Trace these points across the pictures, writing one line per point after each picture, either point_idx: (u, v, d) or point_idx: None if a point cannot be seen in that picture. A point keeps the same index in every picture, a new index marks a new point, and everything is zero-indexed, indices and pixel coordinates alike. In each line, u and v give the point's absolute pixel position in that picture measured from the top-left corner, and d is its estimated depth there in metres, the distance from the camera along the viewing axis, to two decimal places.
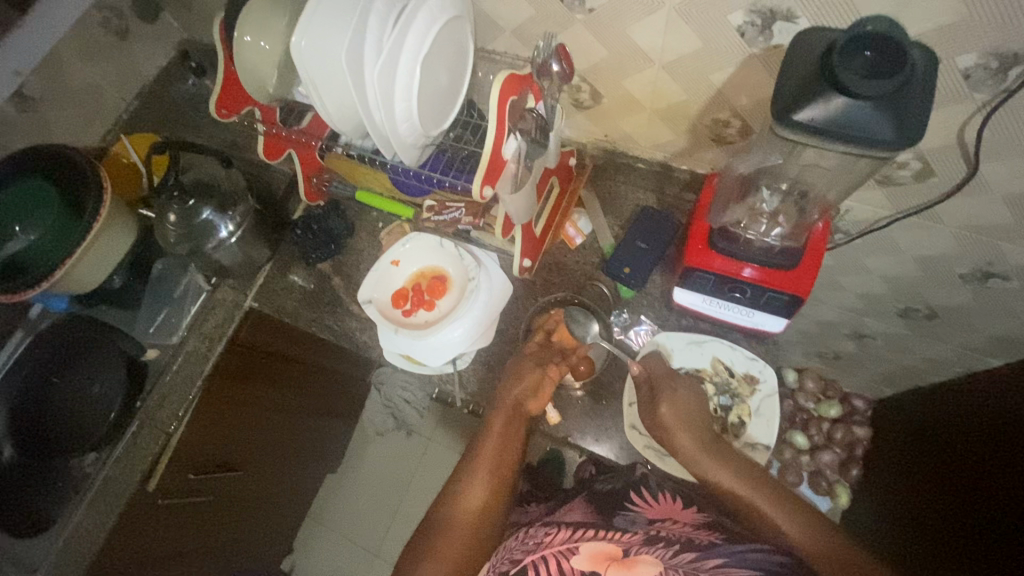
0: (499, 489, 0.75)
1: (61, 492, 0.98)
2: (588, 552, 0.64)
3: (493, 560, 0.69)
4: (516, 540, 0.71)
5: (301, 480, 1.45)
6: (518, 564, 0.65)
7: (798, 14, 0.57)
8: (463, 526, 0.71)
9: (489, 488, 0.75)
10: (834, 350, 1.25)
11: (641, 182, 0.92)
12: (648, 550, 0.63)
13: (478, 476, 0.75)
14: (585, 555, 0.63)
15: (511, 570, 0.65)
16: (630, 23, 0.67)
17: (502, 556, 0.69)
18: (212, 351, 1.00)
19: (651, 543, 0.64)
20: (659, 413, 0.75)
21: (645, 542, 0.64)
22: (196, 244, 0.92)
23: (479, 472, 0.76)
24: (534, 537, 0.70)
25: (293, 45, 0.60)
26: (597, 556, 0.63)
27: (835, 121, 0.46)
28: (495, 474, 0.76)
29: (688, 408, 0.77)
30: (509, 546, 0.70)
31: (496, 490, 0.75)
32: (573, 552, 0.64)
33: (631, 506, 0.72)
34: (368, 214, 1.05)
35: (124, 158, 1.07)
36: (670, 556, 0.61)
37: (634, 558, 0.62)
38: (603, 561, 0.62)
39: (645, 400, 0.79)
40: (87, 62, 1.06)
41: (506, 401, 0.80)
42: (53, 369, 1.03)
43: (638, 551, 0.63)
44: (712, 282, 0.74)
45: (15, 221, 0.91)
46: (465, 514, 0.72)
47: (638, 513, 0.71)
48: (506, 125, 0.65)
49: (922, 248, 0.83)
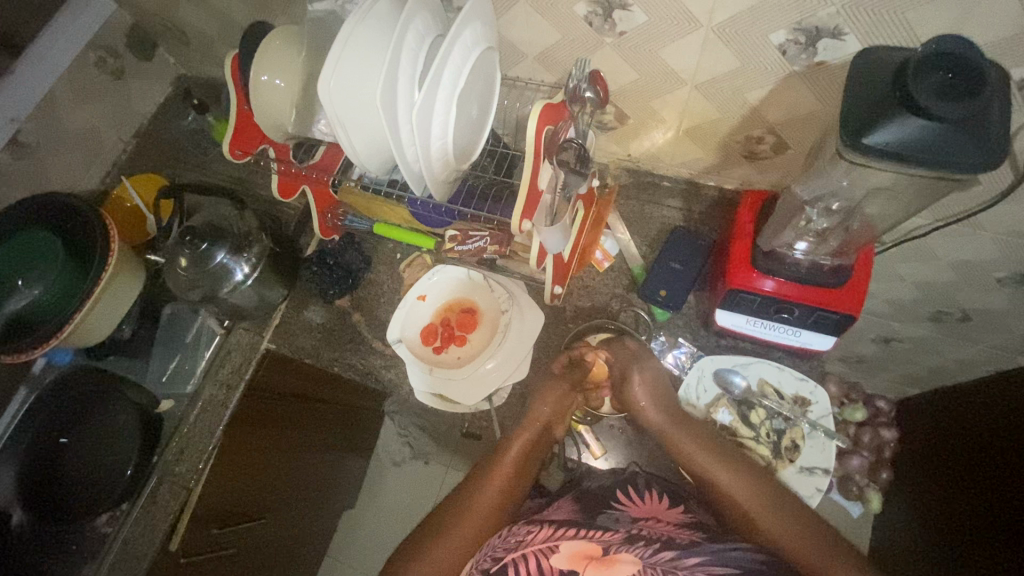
0: (507, 499, 0.72)
1: (72, 559, 0.90)
2: (568, 551, 0.63)
3: (477, 557, 0.67)
4: (499, 537, 0.69)
5: (321, 520, 1.39)
6: (499, 562, 0.63)
7: (846, 32, 0.55)
8: (475, 523, 0.69)
9: (488, 507, 0.71)
10: (859, 354, 1.23)
11: (669, 200, 0.90)
12: (629, 548, 0.62)
13: (485, 496, 0.71)
14: (565, 554, 0.62)
15: (491, 568, 0.63)
16: (664, 44, 0.65)
17: (484, 554, 0.67)
18: (230, 398, 0.94)
19: (632, 541, 0.63)
20: (628, 389, 0.77)
21: (625, 540, 0.63)
22: (211, 288, 0.88)
23: (487, 491, 0.72)
24: (515, 535, 0.68)
25: (322, 86, 0.56)
26: (575, 556, 0.62)
27: (910, 144, 0.45)
28: (506, 483, 0.73)
29: (665, 387, 0.78)
30: (492, 543, 0.68)
31: (504, 498, 0.73)
32: (553, 551, 0.63)
33: (617, 505, 0.72)
34: (385, 245, 1.01)
35: (127, 201, 1.03)
36: (649, 554, 0.60)
37: (613, 557, 0.60)
38: (583, 560, 0.61)
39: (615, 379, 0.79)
40: (83, 104, 1.01)
41: (534, 420, 0.77)
42: (62, 428, 0.96)
43: (618, 549, 0.61)
44: (757, 303, 0.72)
45: (18, 275, 0.87)
46: (474, 508, 0.70)
47: (623, 512, 0.71)
48: (541, 157, 0.62)
49: (958, 254, 0.82)
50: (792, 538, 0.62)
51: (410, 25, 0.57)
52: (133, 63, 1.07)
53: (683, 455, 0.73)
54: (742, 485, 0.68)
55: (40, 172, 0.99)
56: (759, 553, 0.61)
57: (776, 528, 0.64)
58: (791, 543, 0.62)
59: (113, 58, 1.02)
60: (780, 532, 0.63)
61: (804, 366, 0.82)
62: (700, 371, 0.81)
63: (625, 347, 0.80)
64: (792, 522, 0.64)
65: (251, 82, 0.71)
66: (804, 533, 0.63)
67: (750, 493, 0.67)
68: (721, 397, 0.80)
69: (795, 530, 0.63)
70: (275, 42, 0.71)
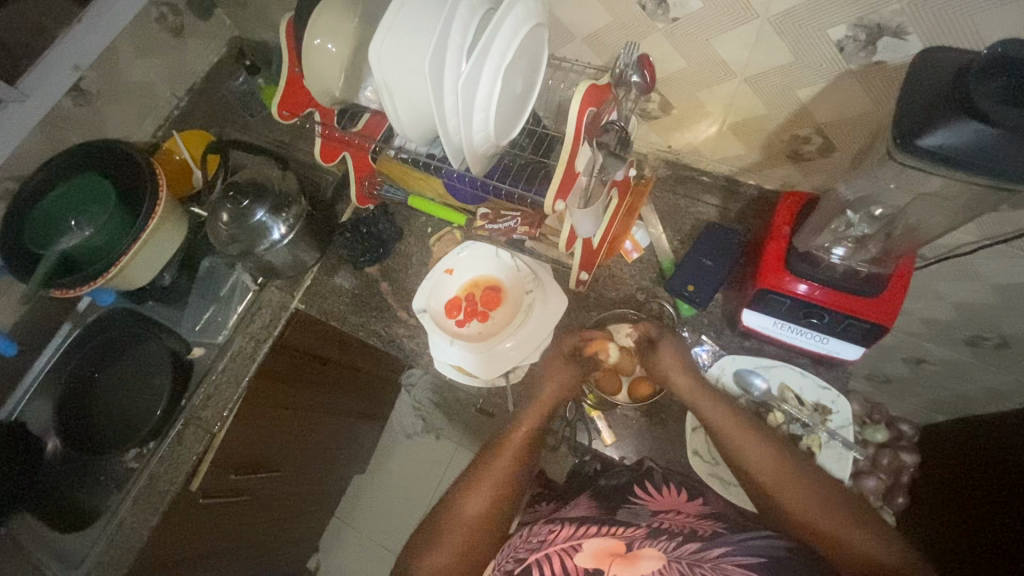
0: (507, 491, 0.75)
1: (104, 487, 0.96)
2: (591, 549, 0.64)
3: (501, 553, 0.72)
4: (521, 536, 0.71)
5: (333, 481, 1.43)
6: (523, 562, 0.66)
7: (909, 31, 0.54)
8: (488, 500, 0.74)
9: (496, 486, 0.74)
10: (885, 374, 1.18)
11: (704, 196, 0.89)
12: (651, 543, 0.63)
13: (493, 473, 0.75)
14: (588, 553, 0.64)
15: (515, 569, 0.66)
16: (717, 33, 0.64)
17: (508, 554, 0.70)
18: (257, 351, 0.98)
19: (654, 536, 0.64)
20: (659, 355, 0.78)
21: (648, 535, 0.64)
22: (248, 245, 0.91)
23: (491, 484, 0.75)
24: (538, 534, 0.69)
25: (373, 51, 0.58)
26: (599, 554, 0.63)
27: (965, 150, 0.43)
28: (509, 474, 0.75)
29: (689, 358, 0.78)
30: (514, 543, 0.71)
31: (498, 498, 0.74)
32: (576, 549, 0.65)
33: (636, 499, 0.71)
34: (417, 218, 1.02)
35: (176, 155, 1.07)
36: (673, 547, 0.62)
37: (636, 553, 0.62)
38: (606, 557, 0.63)
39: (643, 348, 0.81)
40: (143, 57, 1.05)
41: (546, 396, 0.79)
42: (99, 365, 1.01)
43: (640, 545, 0.63)
44: (786, 305, 0.71)
45: (72, 215, 0.92)
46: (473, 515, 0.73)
47: (642, 506, 0.70)
48: (582, 135, 0.62)
49: (1005, 275, 0.79)
50: (816, 519, 0.63)
51: None
52: (191, 21, 1.10)
53: (713, 423, 0.72)
54: (768, 459, 0.68)
55: (98, 120, 1.03)
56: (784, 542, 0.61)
57: (796, 504, 0.65)
58: (811, 518, 0.63)
59: (173, 15, 1.06)
60: (802, 509, 0.64)
61: (827, 374, 0.81)
62: (721, 368, 0.81)
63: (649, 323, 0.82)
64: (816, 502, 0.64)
65: (303, 46, 0.72)
66: (829, 511, 0.63)
67: (773, 467, 0.68)
68: (741, 397, 0.79)
69: (823, 508, 0.63)
70: (332, 6, 0.72)
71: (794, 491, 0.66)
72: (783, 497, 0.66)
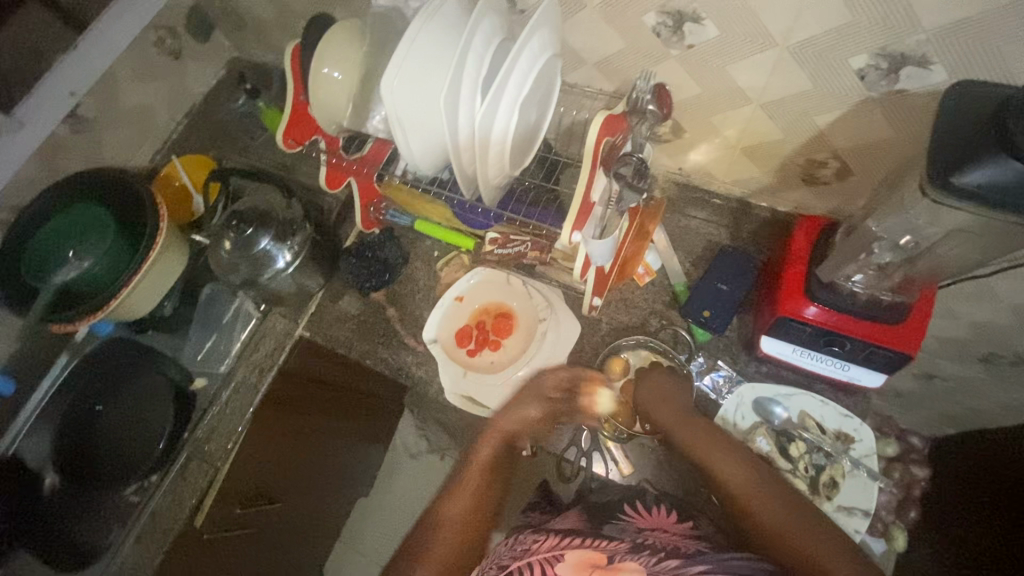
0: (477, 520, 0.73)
1: (102, 525, 0.93)
2: (574, 559, 0.63)
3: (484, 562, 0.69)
4: (506, 545, 0.69)
5: (337, 506, 1.39)
6: (505, 568, 0.64)
7: (933, 61, 0.53)
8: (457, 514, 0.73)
9: (474, 497, 0.74)
10: (895, 388, 1.16)
11: (716, 218, 0.88)
12: (633, 557, 0.61)
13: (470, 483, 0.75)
14: (569, 563, 0.62)
15: None
16: (733, 60, 0.63)
17: (489, 562, 0.67)
18: (262, 380, 0.96)
19: (636, 550, 0.63)
20: (642, 390, 0.79)
21: (631, 549, 0.63)
22: (253, 273, 0.89)
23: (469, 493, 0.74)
24: (521, 543, 0.68)
25: (385, 83, 0.56)
26: (580, 564, 0.62)
27: (1004, 188, 0.42)
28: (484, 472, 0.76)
29: (679, 391, 0.78)
30: (498, 552, 0.68)
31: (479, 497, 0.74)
32: (559, 559, 0.63)
33: (623, 516, 0.71)
34: (423, 242, 1.00)
35: (176, 180, 1.05)
36: (654, 562, 0.60)
37: (617, 565, 0.61)
38: (586, 568, 0.61)
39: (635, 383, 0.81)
40: (141, 82, 1.03)
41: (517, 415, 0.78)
42: (98, 397, 0.98)
43: (622, 558, 0.61)
44: (807, 333, 0.69)
45: (69, 247, 0.89)
46: (462, 523, 0.72)
47: (629, 523, 0.70)
48: (598, 164, 0.62)
49: (1023, 296, 0.77)
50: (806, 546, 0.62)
51: (478, 28, 0.56)
52: (190, 43, 1.09)
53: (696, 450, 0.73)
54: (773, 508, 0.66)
55: (95, 146, 1.01)
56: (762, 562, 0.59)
57: (784, 527, 0.64)
58: (797, 544, 0.62)
59: (172, 38, 1.04)
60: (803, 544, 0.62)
61: (848, 400, 0.79)
62: (740, 397, 0.79)
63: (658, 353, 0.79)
64: (807, 534, 0.63)
65: (311, 74, 0.70)
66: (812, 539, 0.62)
67: (776, 511, 0.66)
68: (760, 425, 0.78)
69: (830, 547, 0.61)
70: (339, 34, 0.71)
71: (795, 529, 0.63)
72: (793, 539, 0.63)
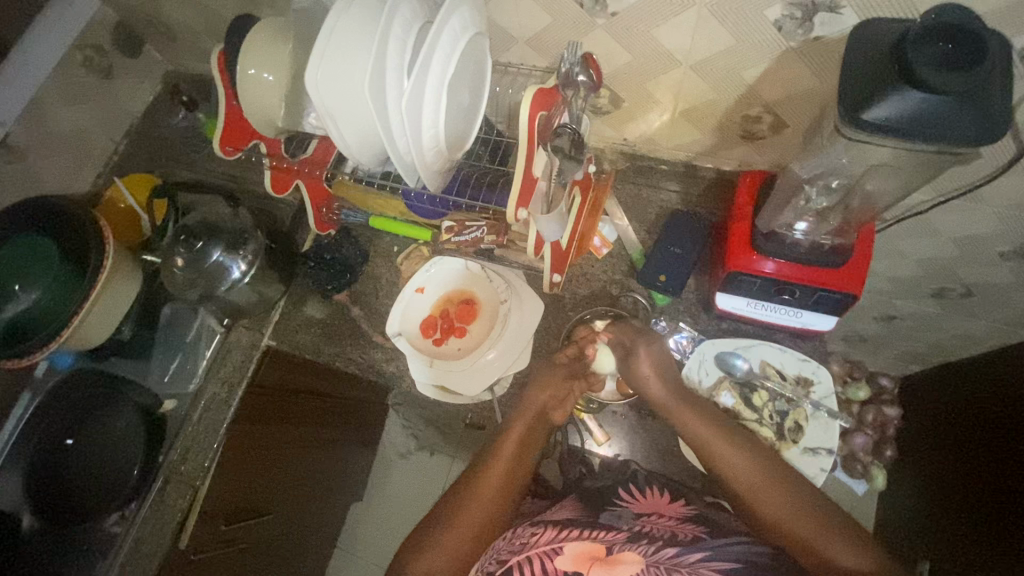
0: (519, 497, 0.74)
1: (85, 559, 0.90)
2: (573, 551, 0.65)
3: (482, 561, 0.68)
4: (504, 539, 0.71)
5: (328, 513, 1.38)
6: (504, 564, 0.65)
7: (842, 5, 0.54)
8: (474, 522, 0.68)
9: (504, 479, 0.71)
10: (859, 333, 1.19)
11: (665, 183, 0.89)
12: (632, 547, 0.64)
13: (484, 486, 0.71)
14: (569, 555, 0.64)
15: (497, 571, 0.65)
16: (656, 24, 0.63)
17: (489, 557, 0.69)
18: (232, 397, 0.94)
19: (635, 539, 0.65)
20: (636, 364, 0.76)
21: (629, 539, 0.65)
22: (208, 288, 0.87)
23: (493, 477, 0.71)
24: (520, 537, 0.69)
25: (309, 78, 0.56)
26: (580, 556, 0.64)
27: (909, 119, 0.44)
28: (509, 473, 0.72)
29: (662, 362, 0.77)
30: (497, 546, 0.70)
31: (511, 481, 0.71)
32: (557, 552, 0.65)
33: (619, 502, 0.73)
34: (381, 238, 0.99)
35: (120, 202, 1.02)
36: (652, 552, 0.63)
37: (616, 556, 0.63)
38: (586, 561, 0.63)
39: (620, 357, 0.78)
40: (73, 105, 1.00)
41: (531, 407, 0.77)
42: (66, 431, 0.96)
43: (620, 549, 0.64)
44: (757, 285, 0.72)
45: (14, 279, 0.85)
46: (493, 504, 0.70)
47: (626, 508, 0.72)
48: (535, 141, 0.61)
49: (960, 229, 0.79)
50: (785, 517, 0.62)
51: (396, 12, 0.56)
52: (120, 60, 1.05)
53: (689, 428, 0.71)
54: (754, 473, 0.66)
55: (31, 176, 0.98)
56: (755, 546, 0.64)
57: (770, 505, 0.64)
58: (779, 515, 0.63)
59: (100, 56, 1.01)
60: (775, 510, 0.63)
61: (806, 346, 0.82)
62: (702, 354, 0.81)
63: (624, 329, 0.79)
64: (786, 498, 0.63)
65: (238, 76, 0.70)
66: (792, 506, 0.63)
67: (756, 472, 0.66)
68: (724, 380, 0.80)
69: (803, 512, 0.62)
70: (261, 34, 0.70)
71: (767, 492, 0.65)
72: (765, 505, 0.64)
